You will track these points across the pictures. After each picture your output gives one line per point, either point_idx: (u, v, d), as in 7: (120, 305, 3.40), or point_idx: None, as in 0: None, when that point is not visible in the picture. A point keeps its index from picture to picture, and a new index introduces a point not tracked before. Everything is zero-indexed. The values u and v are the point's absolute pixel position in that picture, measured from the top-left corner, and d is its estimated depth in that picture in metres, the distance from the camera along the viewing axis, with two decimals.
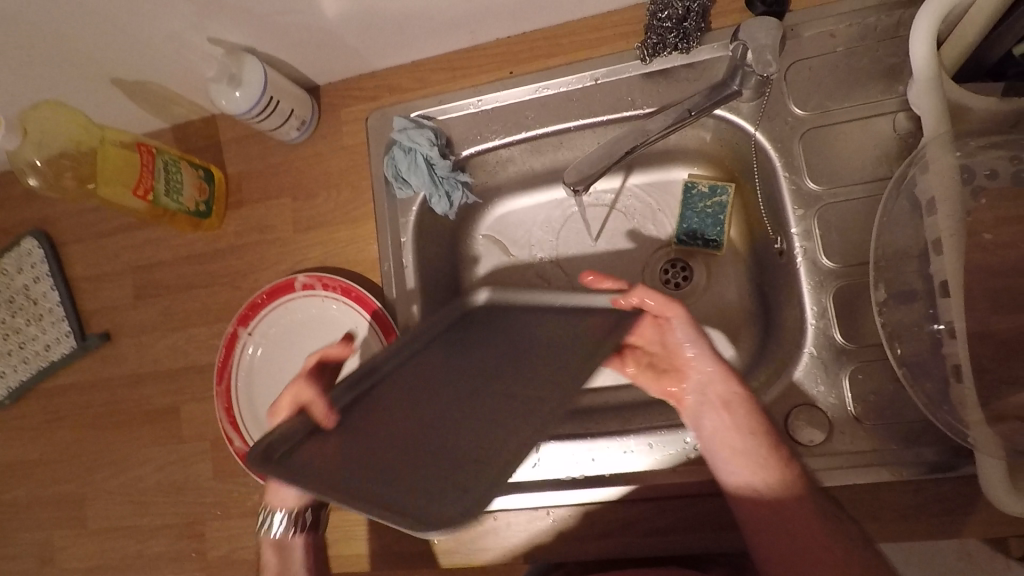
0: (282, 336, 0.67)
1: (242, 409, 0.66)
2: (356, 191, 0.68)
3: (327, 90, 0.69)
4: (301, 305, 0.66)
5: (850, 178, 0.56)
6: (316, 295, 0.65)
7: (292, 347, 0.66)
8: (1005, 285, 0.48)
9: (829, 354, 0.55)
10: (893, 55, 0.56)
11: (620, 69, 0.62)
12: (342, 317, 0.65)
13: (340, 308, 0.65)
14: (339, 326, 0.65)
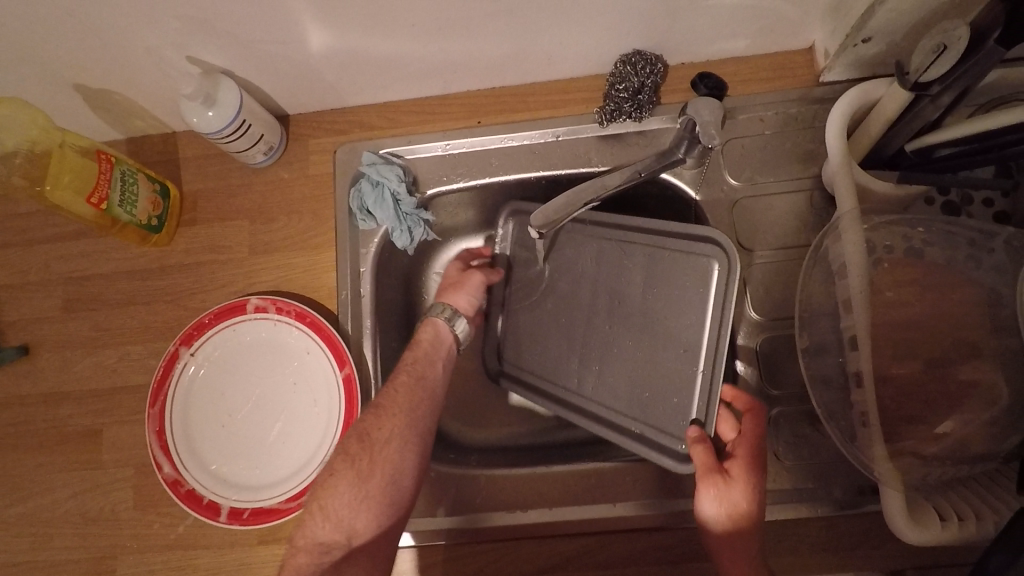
0: (227, 359, 0.65)
1: (175, 433, 0.62)
2: (318, 219, 0.69)
3: (296, 119, 0.71)
4: (250, 327, 0.65)
5: (774, 243, 0.64)
6: (266, 318, 0.64)
7: (236, 370, 0.65)
8: (900, 341, 0.56)
9: (756, 399, 0.61)
10: (810, 142, 0.65)
11: (579, 129, 0.68)
12: (292, 340, 0.64)
13: (291, 332, 0.64)
14: (288, 349, 0.64)
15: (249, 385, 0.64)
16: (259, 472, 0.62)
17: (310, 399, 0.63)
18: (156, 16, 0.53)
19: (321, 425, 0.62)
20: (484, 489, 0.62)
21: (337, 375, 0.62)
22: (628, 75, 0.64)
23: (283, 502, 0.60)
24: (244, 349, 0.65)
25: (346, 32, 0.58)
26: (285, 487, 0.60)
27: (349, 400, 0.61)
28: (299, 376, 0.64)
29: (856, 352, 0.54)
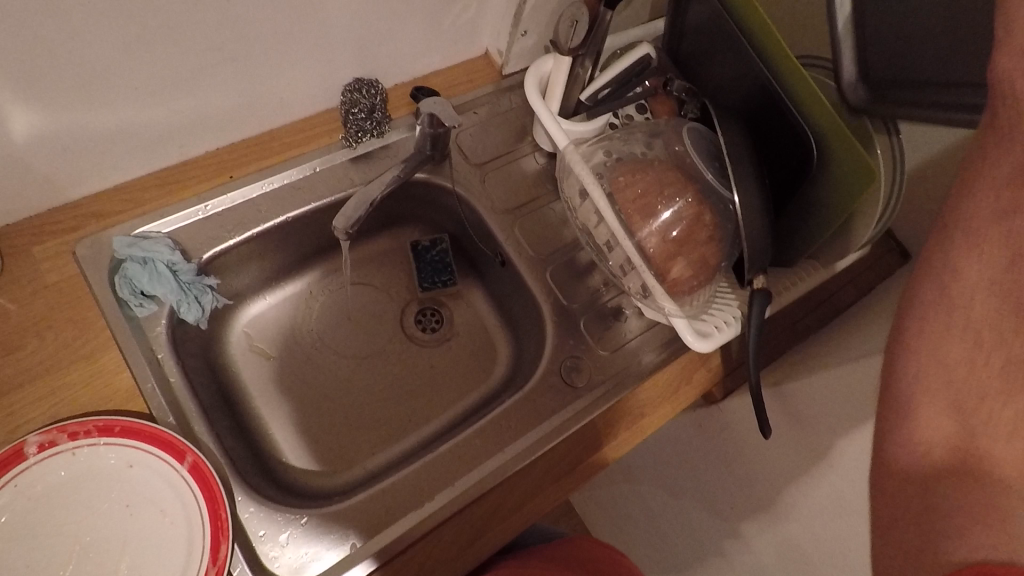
0: (20, 525, 0.51)
1: None
2: (80, 326, 0.60)
3: (3, 233, 0.61)
4: (38, 475, 0.53)
5: (528, 197, 0.78)
6: (58, 452, 0.53)
7: (40, 530, 0.52)
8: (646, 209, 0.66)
9: (566, 317, 0.74)
10: (516, 119, 0.82)
11: (332, 157, 0.73)
12: (109, 460, 0.55)
13: (99, 451, 0.54)
14: (105, 471, 0.54)
15: (70, 536, 0.52)
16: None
17: (158, 507, 0.54)
18: None
19: (185, 523, 0.54)
20: (383, 505, 0.61)
21: (178, 466, 0.55)
22: (357, 99, 0.72)
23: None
24: (40, 503, 0.52)
25: (57, 107, 0.54)
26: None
27: (204, 477, 0.55)
28: (133, 492, 0.54)
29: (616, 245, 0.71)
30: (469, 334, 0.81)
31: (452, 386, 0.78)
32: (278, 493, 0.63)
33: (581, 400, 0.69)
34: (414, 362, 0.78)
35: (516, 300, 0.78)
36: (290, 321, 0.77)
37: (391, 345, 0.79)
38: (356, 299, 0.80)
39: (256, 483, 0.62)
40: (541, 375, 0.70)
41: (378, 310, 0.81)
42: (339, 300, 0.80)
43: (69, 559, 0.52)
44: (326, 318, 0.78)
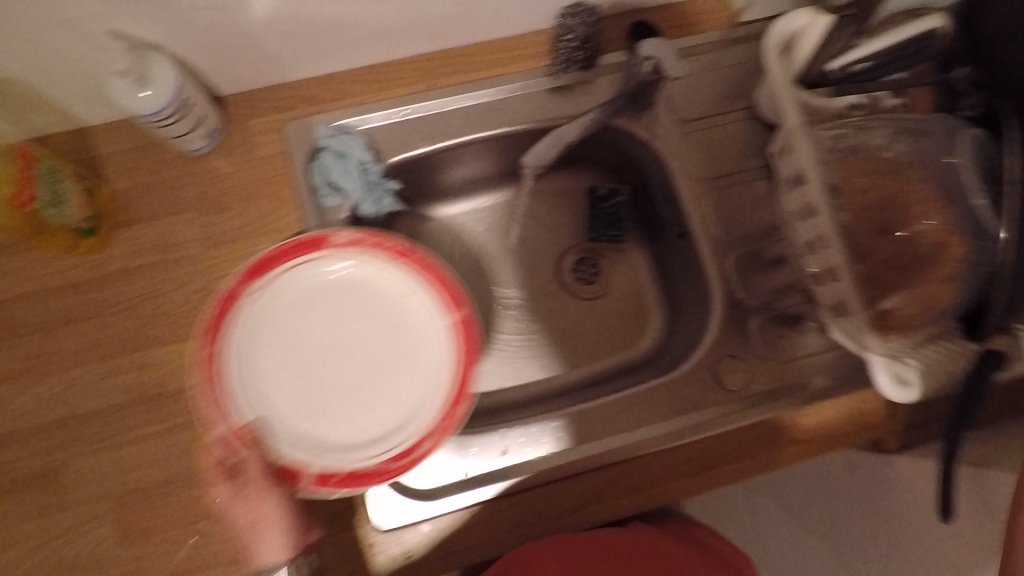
0: (252, 333, 0.49)
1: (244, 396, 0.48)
2: (276, 202, 0.64)
3: (231, 100, 0.66)
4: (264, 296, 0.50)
5: (729, 169, 0.70)
6: (288, 266, 0.51)
7: (274, 340, 0.49)
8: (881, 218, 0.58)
9: (736, 312, 0.66)
10: (740, 76, 0.71)
11: (531, 84, 0.69)
12: (333, 270, 0.51)
13: (331, 267, 0.51)
14: (349, 292, 0.51)
15: (301, 352, 0.50)
16: (350, 445, 0.48)
17: (393, 337, 0.50)
18: None
19: (434, 361, 0.50)
20: (503, 443, 0.61)
21: (421, 284, 0.51)
22: (573, 26, 0.66)
23: (395, 461, 0.47)
24: (275, 309, 0.50)
25: None
26: (403, 433, 0.48)
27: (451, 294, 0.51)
28: (376, 300, 0.51)
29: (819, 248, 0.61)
30: (622, 297, 0.77)
31: (593, 343, 0.75)
32: None
33: (726, 405, 0.63)
34: (560, 311, 0.77)
35: (683, 276, 0.72)
36: (454, 239, 0.77)
37: (541, 286, 0.77)
38: (520, 232, 0.78)
39: None
40: (690, 366, 0.65)
41: (539, 246, 0.78)
42: (504, 228, 0.78)
43: (304, 371, 0.49)
44: (489, 243, 0.78)
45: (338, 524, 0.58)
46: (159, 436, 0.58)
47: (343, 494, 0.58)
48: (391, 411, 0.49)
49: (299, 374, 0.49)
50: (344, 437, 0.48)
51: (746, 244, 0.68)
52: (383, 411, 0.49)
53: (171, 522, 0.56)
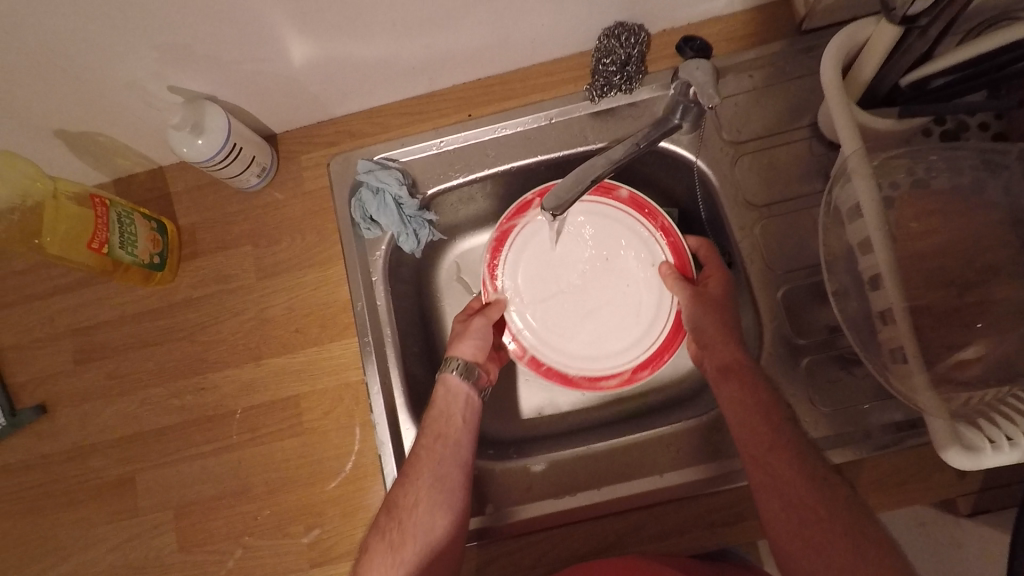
0: (506, 262, 0.68)
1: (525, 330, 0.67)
2: (322, 235, 0.68)
3: (284, 137, 0.70)
4: (541, 220, 0.67)
5: (785, 195, 0.64)
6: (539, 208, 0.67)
7: (519, 272, 0.68)
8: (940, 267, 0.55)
9: (785, 351, 0.62)
10: (802, 92, 0.65)
11: (570, 110, 0.67)
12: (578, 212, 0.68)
13: (579, 210, 0.68)
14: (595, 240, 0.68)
15: (550, 281, 0.68)
16: (583, 362, 0.66)
17: (621, 286, 0.67)
18: (133, 46, 0.52)
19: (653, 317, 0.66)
20: (528, 482, 0.62)
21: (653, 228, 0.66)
22: (613, 48, 0.64)
23: (611, 380, 0.65)
24: (521, 248, 0.68)
25: (327, 40, 0.57)
26: (629, 357, 0.65)
27: (679, 249, 0.66)
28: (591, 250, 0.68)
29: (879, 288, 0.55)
30: None
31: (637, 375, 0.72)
32: None
33: None
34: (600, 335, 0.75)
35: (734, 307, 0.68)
36: None
37: None
38: None
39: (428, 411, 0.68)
40: None
41: None
42: None
43: (547, 301, 0.68)
44: None
45: None
46: (217, 453, 0.64)
47: (375, 517, 0.62)
48: (612, 340, 0.66)
49: (543, 287, 0.68)
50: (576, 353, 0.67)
51: (799, 277, 0.63)
52: (612, 338, 0.66)
53: (225, 532, 0.63)
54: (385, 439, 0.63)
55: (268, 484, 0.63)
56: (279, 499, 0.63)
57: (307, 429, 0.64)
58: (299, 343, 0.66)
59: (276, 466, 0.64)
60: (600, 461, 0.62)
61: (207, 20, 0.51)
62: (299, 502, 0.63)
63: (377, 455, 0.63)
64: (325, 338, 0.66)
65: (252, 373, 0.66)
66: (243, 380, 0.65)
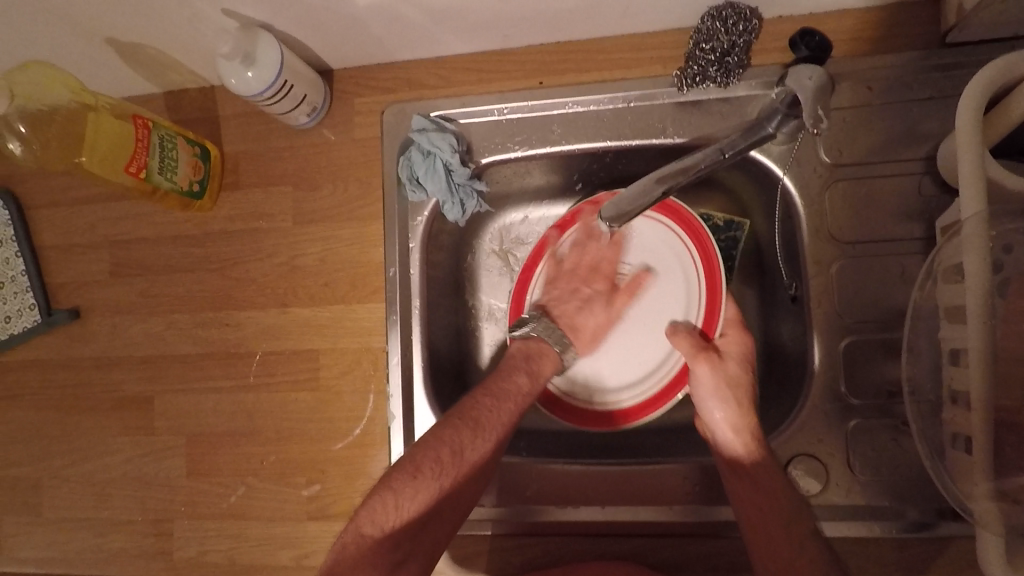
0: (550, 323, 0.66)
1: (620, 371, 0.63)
2: (364, 189, 0.64)
3: (340, 75, 0.65)
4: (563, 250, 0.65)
5: (876, 235, 0.57)
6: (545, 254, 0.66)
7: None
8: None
9: (833, 406, 0.57)
10: (925, 118, 0.56)
11: (653, 95, 0.60)
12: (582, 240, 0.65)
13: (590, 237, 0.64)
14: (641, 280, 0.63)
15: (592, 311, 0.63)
16: (623, 391, 0.62)
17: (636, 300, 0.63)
18: None
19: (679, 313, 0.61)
20: (529, 483, 0.61)
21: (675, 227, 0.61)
22: (716, 33, 0.55)
23: (664, 389, 0.61)
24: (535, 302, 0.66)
25: None
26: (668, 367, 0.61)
27: (711, 264, 0.59)
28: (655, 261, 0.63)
29: (958, 368, 0.49)
30: None
31: None
32: None
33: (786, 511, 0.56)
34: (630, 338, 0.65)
35: (789, 345, 0.62)
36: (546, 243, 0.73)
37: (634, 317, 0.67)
38: None
39: (440, 390, 0.64)
40: None
41: None
42: None
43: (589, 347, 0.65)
44: None
45: None
46: (233, 390, 0.65)
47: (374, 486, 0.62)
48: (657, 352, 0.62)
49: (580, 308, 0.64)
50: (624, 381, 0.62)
51: (869, 329, 0.57)
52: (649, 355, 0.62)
53: (233, 468, 0.64)
54: (396, 413, 0.61)
55: (278, 431, 0.64)
56: (286, 448, 0.63)
57: (323, 385, 0.63)
58: (326, 296, 0.64)
59: (288, 415, 0.63)
60: (614, 475, 0.59)
61: None
62: (305, 454, 0.63)
63: (386, 426, 0.62)
64: (353, 297, 0.64)
65: (277, 318, 0.65)
66: (268, 323, 0.65)
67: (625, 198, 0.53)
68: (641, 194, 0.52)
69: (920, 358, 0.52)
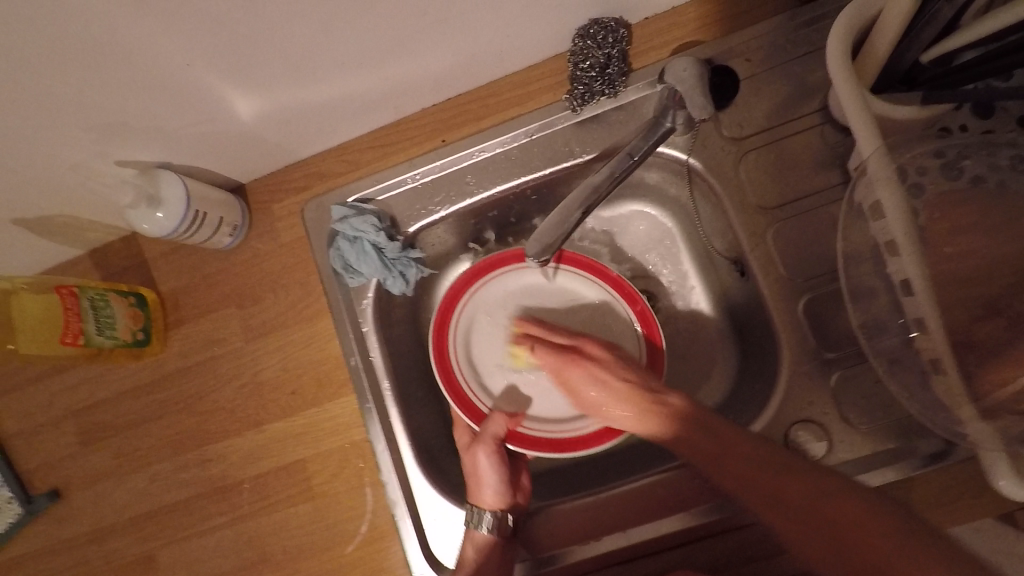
0: (492, 361, 0.64)
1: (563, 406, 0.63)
2: (305, 288, 0.65)
3: (254, 188, 0.66)
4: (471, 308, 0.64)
5: (799, 191, 0.58)
6: (481, 284, 0.64)
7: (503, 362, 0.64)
8: (983, 294, 0.48)
9: (811, 366, 0.57)
10: (806, 73, 0.58)
11: (552, 122, 0.61)
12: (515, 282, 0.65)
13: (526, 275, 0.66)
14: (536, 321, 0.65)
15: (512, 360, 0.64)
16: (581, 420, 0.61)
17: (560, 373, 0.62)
18: (65, 133, 0.49)
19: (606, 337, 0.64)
20: (551, 525, 0.61)
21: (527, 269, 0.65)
22: (589, 52, 0.57)
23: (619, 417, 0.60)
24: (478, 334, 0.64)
25: (273, 91, 0.52)
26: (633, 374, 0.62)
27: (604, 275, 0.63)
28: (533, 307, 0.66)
29: (910, 297, 0.49)
30: (686, 338, 0.68)
31: None
32: (462, 474, 0.66)
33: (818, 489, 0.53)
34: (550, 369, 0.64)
35: (755, 320, 0.62)
36: None
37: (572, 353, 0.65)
38: None
39: (433, 460, 0.64)
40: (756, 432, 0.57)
41: None
42: None
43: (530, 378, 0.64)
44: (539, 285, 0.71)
45: None
46: (231, 524, 0.63)
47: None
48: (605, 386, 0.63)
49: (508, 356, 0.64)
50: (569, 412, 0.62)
51: (820, 282, 0.58)
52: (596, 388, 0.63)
53: None
54: (397, 498, 0.60)
55: (286, 551, 0.62)
56: (299, 566, 0.62)
57: (318, 492, 0.62)
58: (298, 403, 0.64)
59: (292, 533, 0.62)
60: (630, 488, 0.59)
61: (134, 94, 0.47)
62: (319, 566, 0.61)
63: (391, 514, 0.61)
64: (323, 396, 0.63)
65: (255, 440, 0.64)
66: (247, 447, 0.64)
67: (545, 227, 0.53)
68: (557, 222, 0.53)
69: (875, 296, 0.53)
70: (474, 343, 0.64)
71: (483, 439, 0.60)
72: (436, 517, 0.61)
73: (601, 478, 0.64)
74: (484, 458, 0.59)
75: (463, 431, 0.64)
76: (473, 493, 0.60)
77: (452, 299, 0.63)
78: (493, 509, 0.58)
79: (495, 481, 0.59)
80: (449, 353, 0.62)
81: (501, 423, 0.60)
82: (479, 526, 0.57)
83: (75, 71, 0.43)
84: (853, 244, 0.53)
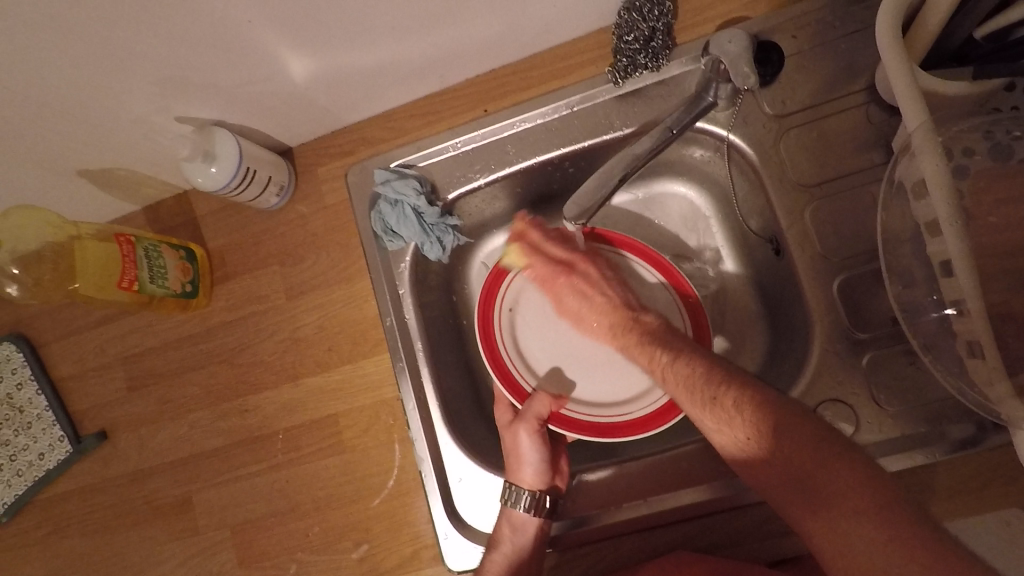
0: (533, 339, 0.66)
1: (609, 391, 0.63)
2: (345, 250, 0.67)
3: (300, 151, 0.69)
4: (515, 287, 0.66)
5: (839, 171, 0.58)
6: (525, 262, 0.66)
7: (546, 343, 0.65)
8: None
9: (844, 346, 0.56)
10: (853, 51, 0.58)
11: (594, 95, 0.62)
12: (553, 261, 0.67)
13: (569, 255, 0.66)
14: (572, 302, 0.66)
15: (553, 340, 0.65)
16: (630, 404, 0.61)
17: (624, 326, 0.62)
18: (131, 85, 0.51)
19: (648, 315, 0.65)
20: (575, 495, 0.61)
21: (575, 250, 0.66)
22: (634, 24, 0.57)
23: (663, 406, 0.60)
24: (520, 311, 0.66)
25: (326, 53, 0.54)
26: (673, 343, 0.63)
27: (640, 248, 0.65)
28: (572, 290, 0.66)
29: (950, 277, 0.49)
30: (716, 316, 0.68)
31: None
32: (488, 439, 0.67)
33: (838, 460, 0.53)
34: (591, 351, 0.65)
35: (787, 301, 0.62)
36: None
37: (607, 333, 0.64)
38: None
39: (460, 422, 0.65)
40: None
41: None
42: None
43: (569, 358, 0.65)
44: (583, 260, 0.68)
45: (420, 561, 0.62)
46: (265, 472, 0.66)
47: (421, 532, 0.62)
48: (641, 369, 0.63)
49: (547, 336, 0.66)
50: (615, 396, 0.62)
51: (857, 262, 0.57)
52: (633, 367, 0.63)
53: (281, 547, 0.65)
54: (425, 456, 0.62)
55: (316, 501, 0.64)
56: (328, 515, 0.64)
57: (349, 446, 0.64)
58: (333, 360, 0.66)
59: (322, 483, 0.64)
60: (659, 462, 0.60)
61: (197, 50, 0.50)
62: (347, 517, 0.63)
63: (418, 472, 0.62)
64: (358, 354, 0.65)
65: (291, 393, 0.66)
66: (283, 400, 0.66)
67: (587, 189, 0.54)
68: (602, 185, 0.53)
69: (914, 277, 0.53)
70: (518, 321, 0.66)
71: (526, 418, 0.60)
72: (462, 476, 0.62)
73: (625, 449, 0.64)
74: (528, 437, 0.60)
75: (503, 410, 0.64)
76: (511, 470, 0.60)
77: (495, 274, 0.65)
78: (530, 488, 0.58)
79: (540, 463, 0.59)
80: (494, 330, 0.64)
81: (545, 404, 0.61)
82: (518, 503, 0.57)
83: (146, 25, 0.46)
84: (894, 224, 0.53)
